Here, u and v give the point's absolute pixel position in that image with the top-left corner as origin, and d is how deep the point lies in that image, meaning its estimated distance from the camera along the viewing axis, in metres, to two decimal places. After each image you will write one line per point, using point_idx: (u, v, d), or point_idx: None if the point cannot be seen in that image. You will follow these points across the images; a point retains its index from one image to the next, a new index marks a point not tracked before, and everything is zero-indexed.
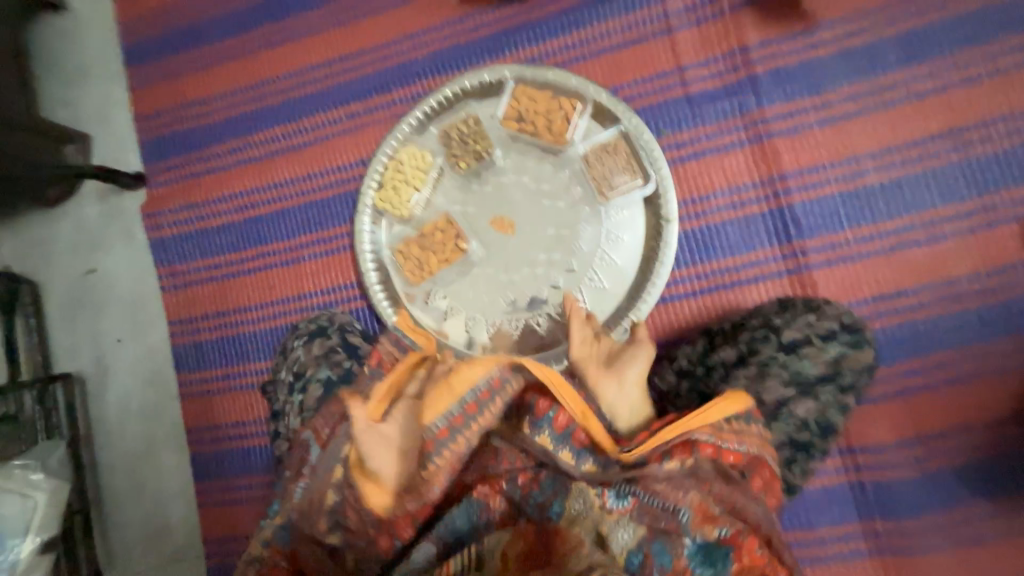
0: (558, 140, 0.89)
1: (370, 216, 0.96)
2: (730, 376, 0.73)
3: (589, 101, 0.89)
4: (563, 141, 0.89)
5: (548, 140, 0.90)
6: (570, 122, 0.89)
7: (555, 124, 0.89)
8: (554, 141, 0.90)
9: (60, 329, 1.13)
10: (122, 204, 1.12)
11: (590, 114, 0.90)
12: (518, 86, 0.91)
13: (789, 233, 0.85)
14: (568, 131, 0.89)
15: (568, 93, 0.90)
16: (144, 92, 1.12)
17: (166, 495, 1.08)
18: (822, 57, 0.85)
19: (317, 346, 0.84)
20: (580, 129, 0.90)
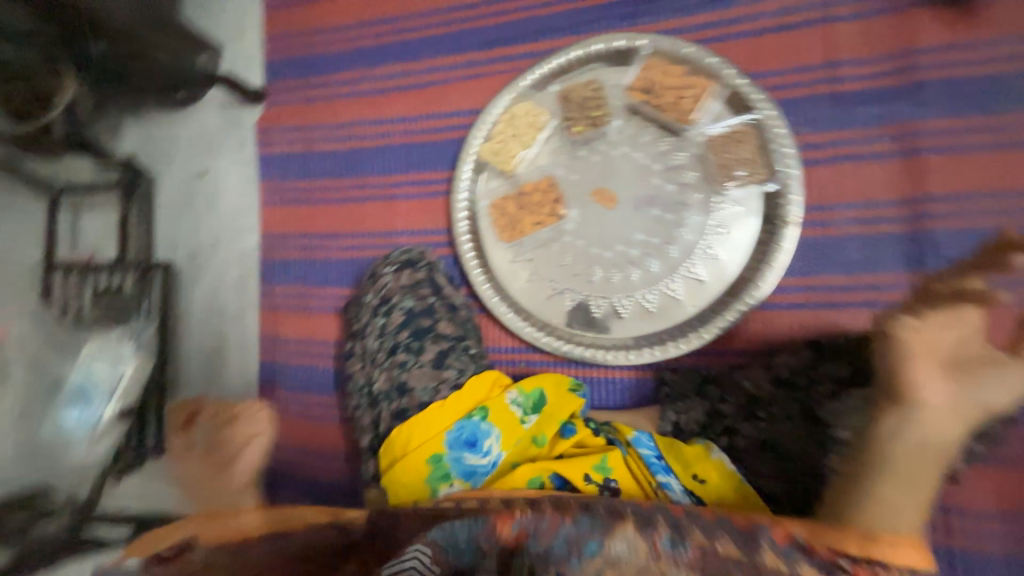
0: (683, 119, 0.85)
1: (472, 165, 0.96)
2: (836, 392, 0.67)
3: (725, 83, 0.84)
4: (689, 121, 0.85)
5: (671, 117, 0.85)
6: (701, 103, 0.84)
7: (684, 102, 0.85)
8: (679, 119, 0.85)
9: (165, 222, 1.21)
10: (241, 116, 1.18)
11: (724, 97, 0.85)
12: (652, 57, 0.87)
13: (922, 261, 0.78)
14: (696, 111, 0.84)
15: (704, 71, 0.85)
16: (279, 13, 1.16)
17: (229, 395, 1.14)
18: (1004, 73, 0.76)
19: (407, 276, 0.88)
20: (710, 113, 0.85)
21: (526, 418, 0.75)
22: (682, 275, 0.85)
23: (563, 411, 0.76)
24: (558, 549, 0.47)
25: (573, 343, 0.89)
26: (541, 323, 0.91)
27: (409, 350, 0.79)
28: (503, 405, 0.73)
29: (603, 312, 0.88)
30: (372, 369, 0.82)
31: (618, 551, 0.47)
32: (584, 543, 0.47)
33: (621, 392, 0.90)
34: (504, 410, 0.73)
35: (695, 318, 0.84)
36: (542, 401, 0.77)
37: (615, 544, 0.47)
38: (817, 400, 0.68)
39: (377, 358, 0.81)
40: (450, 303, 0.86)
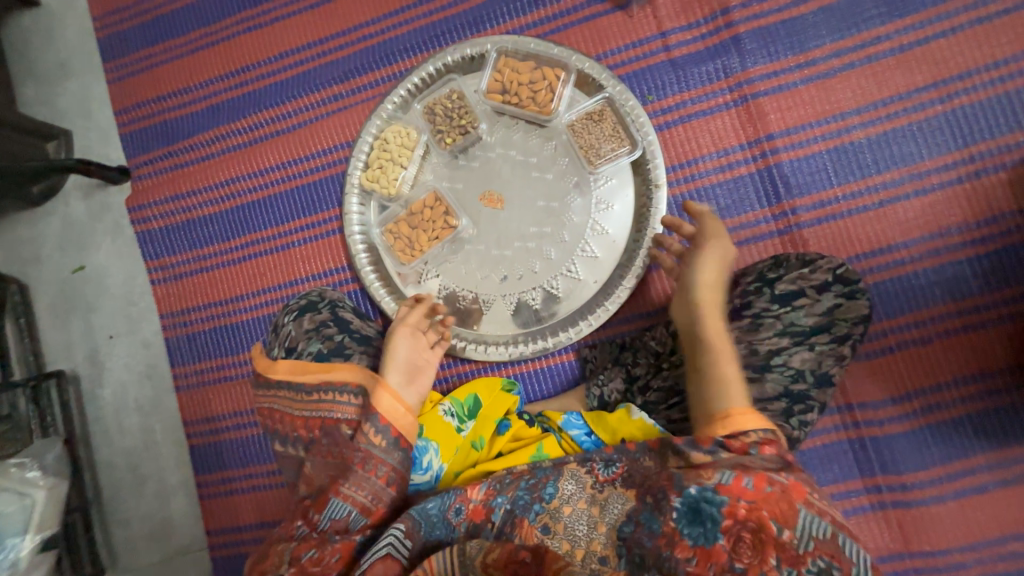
0: (543, 110, 0.88)
1: (358, 197, 0.95)
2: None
3: (572, 69, 0.88)
4: (549, 111, 0.88)
5: (534, 111, 0.88)
6: (555, 92, 0.87)
7: (540, 94, 0.87)
8: (540, 111, 0.88)
9: (51, 328, 1.12)
10: (108, 199, 1.11)
11: (574, 82, 0.89)
12: (500, 57, 0.90)
13: (779, 194, 0.85)
14: (553, 101, 0.88)
15: (551, 62, 0.89)
16: (124, 86, 1.11)
17: (167, 489, 1.07)
18: (804, 15, 0.84)
19: (307, 321, 0.84)
20: (565, 99, 0.88)
21: (463, 425, 0.78)
22: (579, 256, 0.89)
23: (497, 409, 0.79)
24: (521, 500, 0.58)
25: (495, 344, 0.92)
26: (461, 333, 0.92)
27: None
28: (436, 418, 0.76)
29: (515, 308, 0.91)
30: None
31: (568, 489, 0.58)
32: (542, 486, 0.59)
33: (552, 380, 0.92)
34: (438, 424, 0.76)
35: (599, 293, 0.89)
36: (476, 405, 0.80)
37: (566, 484, 0.58)
38: None
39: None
40: (362, 336, 0.84)
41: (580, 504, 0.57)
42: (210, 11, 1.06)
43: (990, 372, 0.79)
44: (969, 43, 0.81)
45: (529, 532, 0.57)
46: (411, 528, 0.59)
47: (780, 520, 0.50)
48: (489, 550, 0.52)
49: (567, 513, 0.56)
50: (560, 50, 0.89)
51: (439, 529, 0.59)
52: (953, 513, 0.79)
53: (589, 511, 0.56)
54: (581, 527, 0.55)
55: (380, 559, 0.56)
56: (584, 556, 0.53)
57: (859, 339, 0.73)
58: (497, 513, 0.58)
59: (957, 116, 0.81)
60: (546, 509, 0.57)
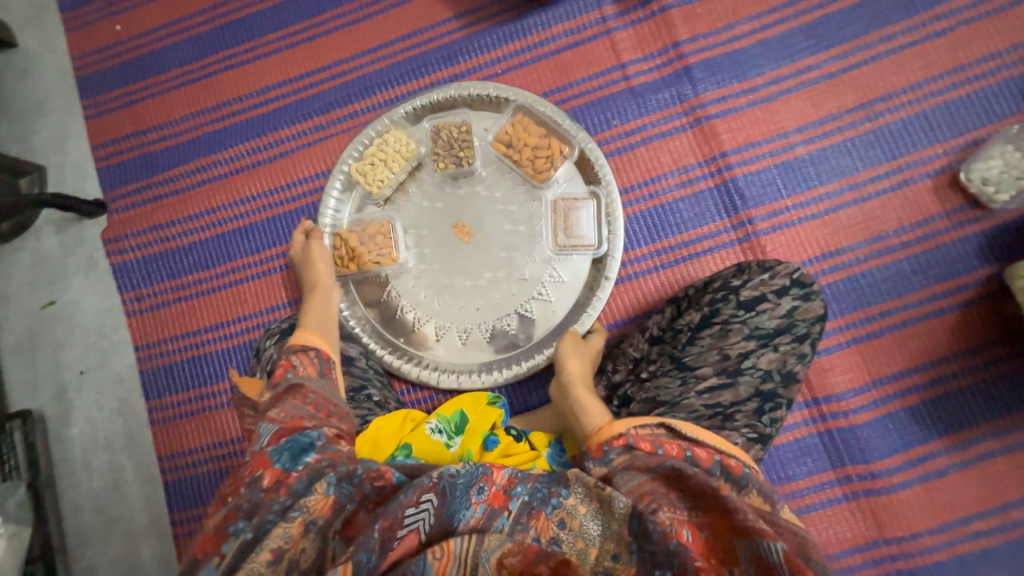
0: (539, 176, 0.92)
1: (341, 184, 0.97)
2: (695, 338, 0.78)
3: (576, 146, 0.92)
4: (544, 177, 0.92)
5: (528, 172, 0.92)
6: (555, 163, 0.91)
7: (539, 158, 0.91)
8: (535, 174, 0.92)
9: (18, 367, 1.08)
10: (83, 232, 1.10)
11: (575, 160, 0.93)
12: (518, 115, 0.94)
13: (736, 206, 0.92)
14: (551, 170, 0.92)
15: (558, 134, 0.93)
16: (103, 122, 1.12)
17: (137, 532, 1.02)
18: (744, 48, 0.94)
19: (290, 343, 0.82)
20: (563, 172, 0.93)
21: (452, 441, 0.78)
22: (545, 292, 0.94)
23: (484, 423, 0.78)
24: (540, 492, 0.56)
25: (453, 371, 0.94)
26: (437, 360, 0.95)
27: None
28: (425, 436, 0.76)
29: (481, 336, 0.94)
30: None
31: (579, 492, 0.56)
32: (557, 489, 0.56)
33: (532, 391, 0.96)
34: (427, 442, 0.75)
35: (553, 330, 0.93)
36: (463, 421, 0.79)
37: (574, 486, 0.56)
38: (677, 347, 0.79)
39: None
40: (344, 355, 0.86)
41: (592, 504, 0.55)
42: (192, 49, 1.10)
43: (938, 360, 0.86)
44: (888, 70, 0.92)
45: (546, 526, 0.53)
46: (439, 506, 0.52)
47: (723, 563, 0.51)
48: (508, 551, 0.51)
49: (583, 513, 0.54)
50: (574, 128, 0.93)
51: (458, 504, 0.53)
52: (919, 498, 0.83)
53: (603, 510, 0.54)
54: (594, 525, 0.53)
55: (407, 534, 0.50)
56: (598, 554, 0.52)
57: (818, 338, 0.78)
58: (514, 502, 0.54)
59: (885, 132, 0.91)
60: (563, 504, 0.55)
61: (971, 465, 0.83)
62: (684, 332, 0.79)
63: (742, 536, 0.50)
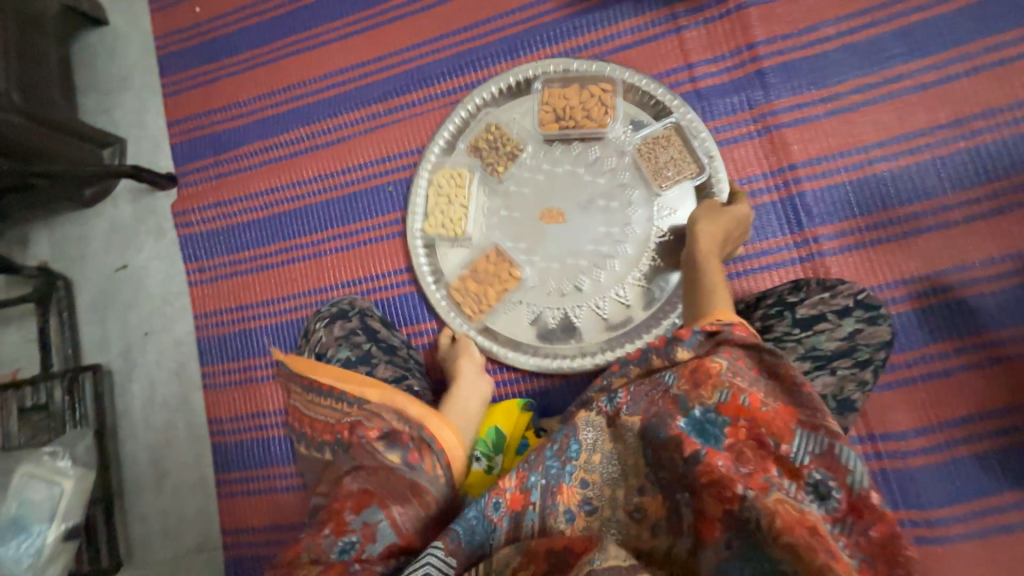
0: (600, 125, 0.90)
1: (423, 249, 0.98)
2: None
3: (619, 81, 0.92)
4: (605, 124, 0.90)
5: (591, 127, 0.90)
6: (612, 105, 0.90)
7: (594, 111, 0.90)
8: (597, 126, 0.90)
9: (91, 323, 1.17)
10: (155, 203, 1.17)
11: (624, 94, 0.93)
12: (546, 88, 0.93)
13: (801, 222, 0.86)
14: (610, 115, 0.90)
15: (601, 77, 0.92)
16: (178, 100, 1.18)
17: (185, 487, 1.10)
18: (826, 52, 0.88)
19: (338, 328, 0.87)
20: (620, 112, 0.91)
21: (493, 462, 0.76)
22: (630, 282, 0.90)
23: (518, 430, 0.80)
24: (553, 470, 0.57)
25: (529, 351, 0.93)
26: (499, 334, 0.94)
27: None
28: (466, 467, 0.74)
29: (551, 321, 0.93)
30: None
31: (590, 437, 0.58)
32: (567, 445, 0.58)
33: (560, 398, 0.94)
34: (468, 471, 0.73)
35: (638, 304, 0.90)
36: (500, 437, 0.78)
37: (586, 434, 0.58)
38: None
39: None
40: (388, 345, 0.87)
41: (607, 446, 0.57)
42: (264, 33, 1.14)
43: (1018, 407, 0.78)
44: (991, 83, 0.83)
45: (571, 495, 0.56)
46: (451, 546, 0.52)
47: (776, 436, 0.50)
48: (519, 564, 0.51)
49: (598, 461, 0.57)
50: (609, 69, 0.93)
51: (477, 535, 0.54)
52: (979, 554, 0.77)
53: (619, 451, 0.56)
54: (614, 467, 0.56)
55: None
56: (625, 493, 0.55)
57: (881, 365, 0.72)
58: (533, 492, 0.56)
59: (981, 152, 0.82)
60: (578, 466, 0.57)
61: None
62: None
63: (811, 428, 0.49)
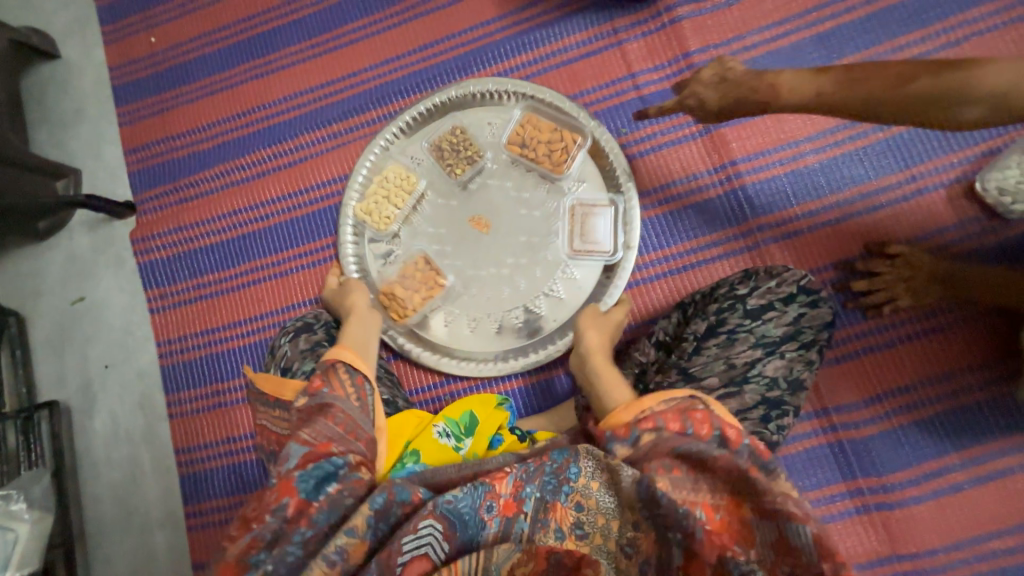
0: (557, 168, 0.95)
1: (352, 228, 1.02)
2: (700, 347, 0.77)
3: (588, 135, 0.95)
4: (562, 169, 0.94)
5: (547, 168, 0.95)
6: (570, 154, 0.94)
7: (555, 153, 0.94)
8: (553, 168, 0.95)
9: (47, 359, 1.13)
10: (113, 232, 1.15)
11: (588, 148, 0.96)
12: (525, 114, 0.97)
13: (745, 213, 0.92)
14: (567, 161, 0.94)
15: (569, 126, 0.96)
16: (135, 129, 1.18)
17: (152, 522, 1.05)
18: (754, 58, 0.95)
19: (303, 341, 0.85)
20: (578, 162, 0.95)
21: (462, 443, 0.77)
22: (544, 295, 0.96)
23: (493, 424, 0.80)
24: (548, 486, 0.56)
25: (484, 360, 0.97)
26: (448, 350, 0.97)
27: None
28: (432, 440, 0.74)
29: (495, 329, 0.96)
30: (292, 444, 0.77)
31: (590, 465, 0.56)
32: (567, 466, 0.56)
33: (536, 396, 0.96)
34: (434, 446, 0.74)
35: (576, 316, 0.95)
36: (473, 421, 0.80)
37: (585, 462, 0.56)
38: (681, 357, 0.78)
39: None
40: None
41: (603, 476, 0.56)
42: (220, 60, 1.16)
43: (954, 372, 0.84)
44: None
45: (564, 515, 0.55)
46: (448, 530, 0.52)
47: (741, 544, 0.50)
48: (519, 561, 0.53)
49: (594, 486, 0.56)
50: (582, 115, 0.95)
51: (471, 528, 0.53)
52: (933, 513, 0.81)
53: (612, 482, 0.55)
54: (609, 497, 0.55)
55: (418, 558, 0.50)
56: (620, 525, 0.55)
57: (824, 344, 0.78)
58: (527, 503, 0.55)
59: (898, 141, 0.90)
60: (576, 487, 0.56)
61: (989, 480, 0.81)
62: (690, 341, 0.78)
63: (766, 521, 0.50)
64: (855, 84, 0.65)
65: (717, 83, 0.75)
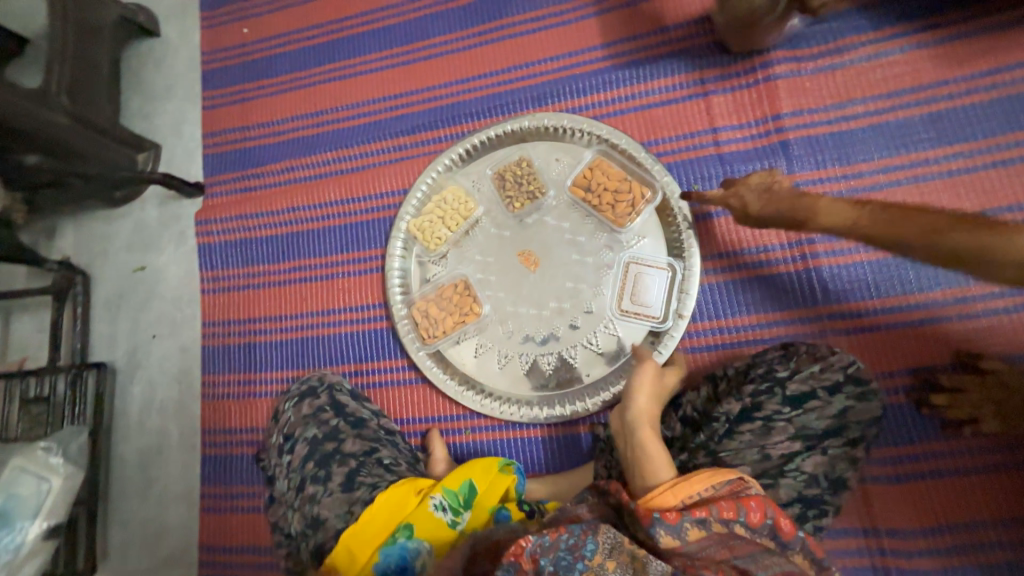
0: (618, 221, 0.92)
1: (402, 241, 1.01)
2: (733, 431, 0.70)
3: (658, 189, 0.91)
4: (623, 223, 0.91)
5: (609, 217, 0.92)
6: (637, 209, 0.91)
7: (620, 205, 0.91)
8: (615, 220, 0.92)
9: (103, 319, 1.19)
10: (180, 209, 1.21)
11: (656, 205, 0.92)
12: (598, 157, 0.94)
13: (816, 297, 0.85)
14: (631, 216, 0.91)
15: (640, 178, 0.92)
16: (215, 114, 1.23)
17: (171, 495, 1.09)
18: (852, 130, 0.88)
19: (306, 406, 0.91)
20: (644, 217, 0.92)
21: (459, 517, 0.74)
22: (583, 345, 0.92)
23: (495, 495, 0.77)
24: (563, 560, 0.49)
25: (508, 401, 0.93)
26: (477, 384, 0.95)
27: (317, 481, 0.79)
28: (427, 514, 0.72)
29: (528, 370, 0.93)
30: (287, 511, 0.80)
31: (608, 540, 0.52)
32: (582, 542, 0.51)
33: (558, 448, 0.92)
34: (429, 521, 0.71)
35: (614, 373, 0.90)
36: (472, 494, 0.76)
37: (603, 537, 0.52)
38: (710, 439, 0.71)
39: (289, 499, 0.80)
40: (355, 419, 0.90)
41: (624, 555, 0.51)
42: (303, 58, 1.19)
43: None
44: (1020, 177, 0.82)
45: None
46: None
47: None
48: None
49: (611, 567, 0.50)
50: (656, 169, 0.92)
51: None
52: None
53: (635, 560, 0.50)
54: None
55: None
56: None
57: (869, 438, 0.73)
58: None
59: None
60: (591, 566, 0.50)
61: None
62: (721, 424, 0.71)
63: None
64: (882, 224, 0.62)
65: (763, 190, 0.72)
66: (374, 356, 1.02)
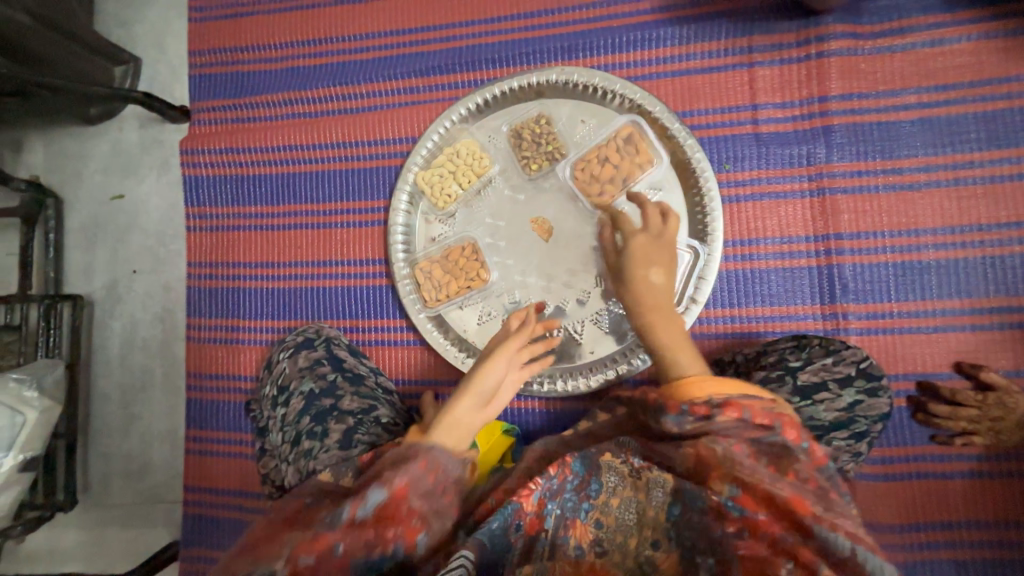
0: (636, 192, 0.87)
1: (408, 195, 0.95)
2: None
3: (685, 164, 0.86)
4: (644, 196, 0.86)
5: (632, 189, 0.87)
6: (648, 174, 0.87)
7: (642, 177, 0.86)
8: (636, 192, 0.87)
9: (79, 249, 1.11)
10: (165, 135, 1.10)
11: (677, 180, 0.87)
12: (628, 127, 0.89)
13: (833, 294, 0.83)
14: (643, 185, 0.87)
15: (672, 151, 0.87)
16: (202, 29, 1.09)
17: (154, 435, 1.07)
18: (900, 122, 0.83)
19: (302, 358, 0.87)
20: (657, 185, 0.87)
21: None
22: (590, 322, 0.89)
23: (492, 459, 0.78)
24: (570, 502, 0.53)
25: None
26: (476, 351, 0.92)
27: (313, 437, 0.76)
28: None
29: None
30: (281, 464, 0.78)
31: (612, 480, 0.54)
32: (588, 483, 0.54)
33: (552, 422, 0.91)
34: None
35: (619, 352, 0.88)
36: None
37: (608, 476, 0.55)
38: None
39: (283, 452, 0.78)
40: (353, 375, 0.86)
41: (626, 493, 0.53)
42: None
43: (1007, 523, 0.77)
44: None
45: (584, 532, 0.52)
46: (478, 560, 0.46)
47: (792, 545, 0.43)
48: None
49: (616, 506, 0.53)
50: (688, 143, 0.85)
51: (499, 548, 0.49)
52: None
53: (637, 499, 0.53)
54: (630, 515, 0.52)
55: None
56: (638, 542, 0.50)
57: (874, 436, 0.70)
58: (549, 520, 0.52)
59: None
60: (595, 505, 0.53)
61: None
62: None
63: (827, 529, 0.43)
64: None
65: None
66: (371, 313, 0.98)
